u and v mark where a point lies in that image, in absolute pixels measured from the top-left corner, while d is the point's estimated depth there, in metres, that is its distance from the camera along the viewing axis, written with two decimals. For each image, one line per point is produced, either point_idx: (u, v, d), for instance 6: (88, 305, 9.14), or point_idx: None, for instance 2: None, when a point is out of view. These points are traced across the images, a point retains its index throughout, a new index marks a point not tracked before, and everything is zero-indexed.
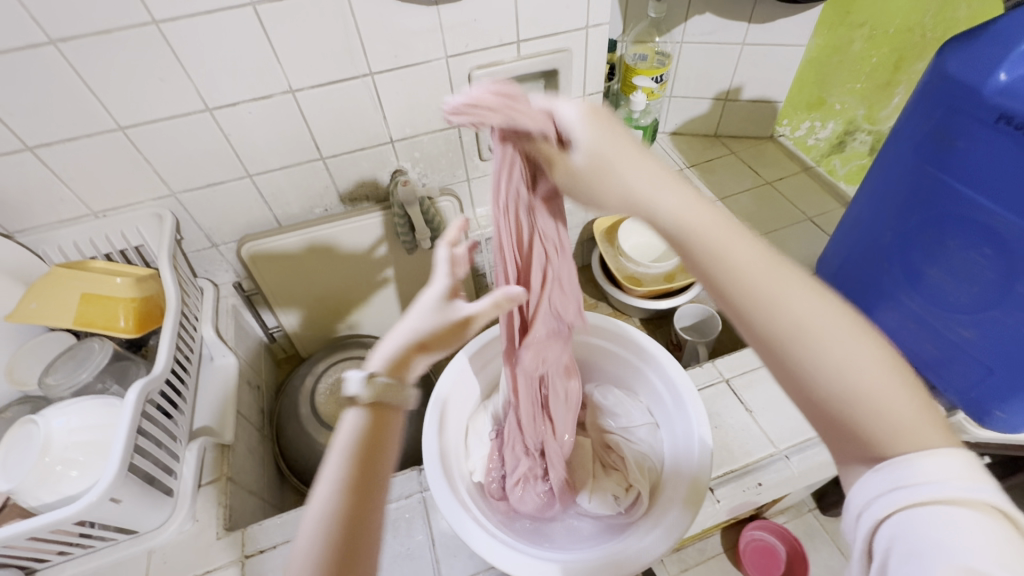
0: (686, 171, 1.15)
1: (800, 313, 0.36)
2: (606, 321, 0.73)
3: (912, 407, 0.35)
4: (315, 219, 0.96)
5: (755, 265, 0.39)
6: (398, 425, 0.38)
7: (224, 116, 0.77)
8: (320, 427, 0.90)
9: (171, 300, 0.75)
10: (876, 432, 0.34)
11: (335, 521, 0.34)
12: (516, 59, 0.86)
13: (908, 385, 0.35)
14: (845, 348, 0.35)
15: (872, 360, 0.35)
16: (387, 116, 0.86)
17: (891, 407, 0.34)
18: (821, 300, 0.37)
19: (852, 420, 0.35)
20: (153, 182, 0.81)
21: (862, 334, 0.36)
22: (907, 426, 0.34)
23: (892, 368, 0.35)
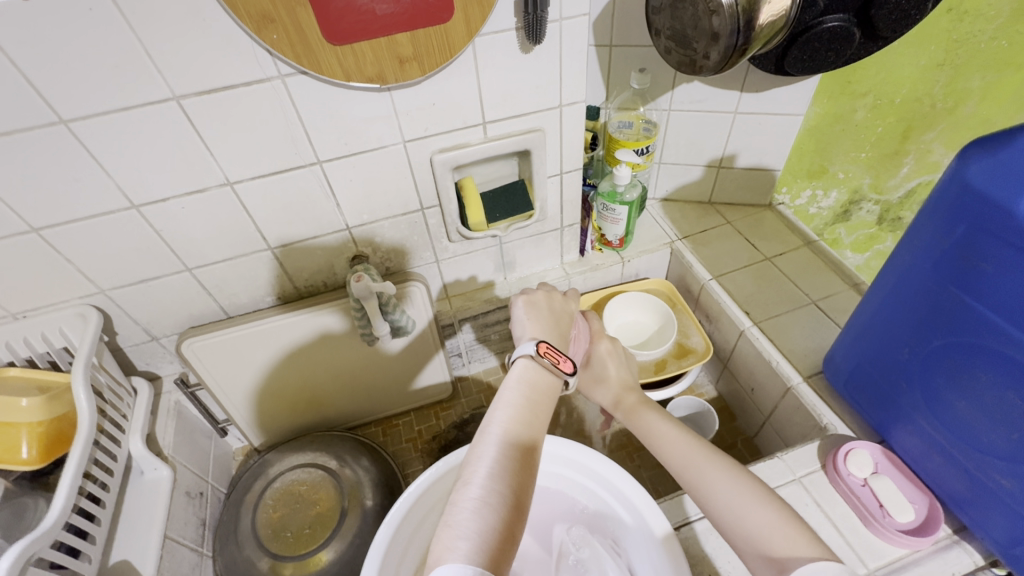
0: (678, 244, 1.06)
1: (693, 473, 0.58)
2: (573, 449, 0.66)
3: (770, 514, 0.52)
4: (269, 308, 0.88)
5: (671, 438, 0.62)
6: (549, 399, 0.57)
7: (153, 213, 0.69)
8: (261, 550, 0.81)
9: (84, 421, 0.67)
10: (752, 534, 0.52)
11: (509, 469, 0.48)
12: (483, 141, 0.78)
13: (772, 504, 0.53)
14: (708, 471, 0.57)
15: (748, 496, 0.54)
16: (341, 204, 0.78)
17: (755, 516, 0.52)
18: (720, 461, 0.58)
19: (743, 521, 0.53)
20: (78, 282, 0.73)
21: (736, 469, 0.57)
22: (769, 535, 0.51)
23: (758, 493, 0.54)
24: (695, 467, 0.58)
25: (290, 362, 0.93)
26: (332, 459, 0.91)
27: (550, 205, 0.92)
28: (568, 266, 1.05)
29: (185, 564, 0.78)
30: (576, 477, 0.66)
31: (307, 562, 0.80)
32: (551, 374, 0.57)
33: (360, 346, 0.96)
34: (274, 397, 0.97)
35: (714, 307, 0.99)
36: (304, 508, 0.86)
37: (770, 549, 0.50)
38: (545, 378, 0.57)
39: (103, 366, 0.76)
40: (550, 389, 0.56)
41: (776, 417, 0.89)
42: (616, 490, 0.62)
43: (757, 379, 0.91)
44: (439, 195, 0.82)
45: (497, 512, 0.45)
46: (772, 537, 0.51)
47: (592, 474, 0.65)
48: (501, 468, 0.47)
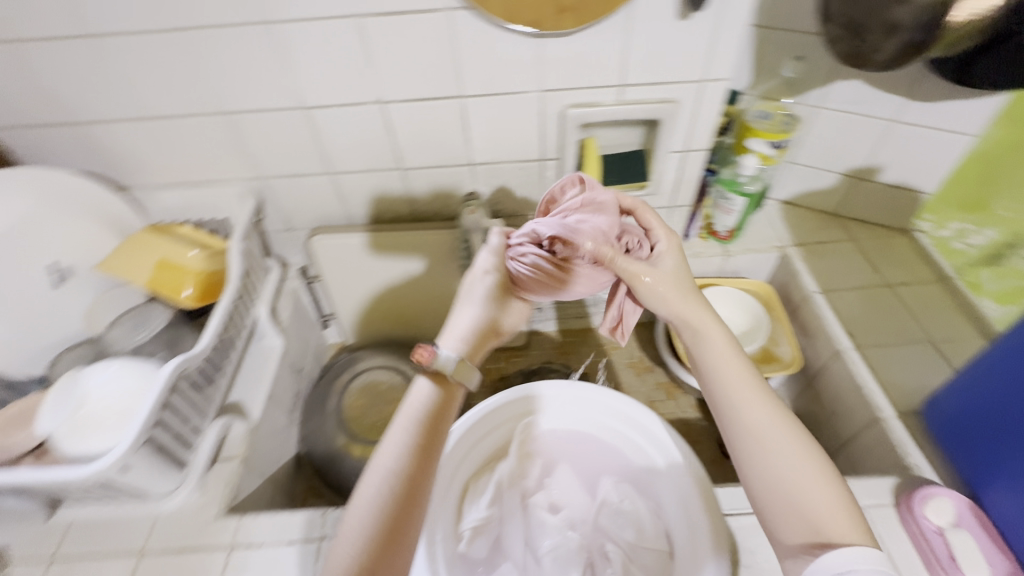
0: (790, 249, 1.01)
1: (755, 424, 0.54)
2: (642, 412, 0.69)
3: (832, 496, 0.50)
4: (387, 223, 0.97)
5: (740, 383, 0.57)
6: (457, 400, 0.57)
7: (316, 116, 0.79)
8: (341, 427, 0.93)
9: (232, 280, 0.80)
10: (804, 512, 0.50)
11: (394, 495, 0.49)
12: (616, 103, 0.80)
13: (833, 484, 0.50)
14: (770, 428, 0.54)
15: (809, 469, 0.51)
16: (471, 140, 0.84)
17: (817, 498, 0.50)
18: (783, 422, 0.54)
19: (799, 497, 0.50)
20: (247, 165, 0.86)
21: (796, 435, 0.53)
22: (821, 510, 0.49)
23: (822, 476, 0.51)
24: (753, 419, 0.55)
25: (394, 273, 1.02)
26: (411, 369, 1.01)
27: (665, 180, 0.92)
28: None
29: (280, 423, 0.92)
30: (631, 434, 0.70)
31: (376, 449, 0.90)
32: (455, 382, 0.56)
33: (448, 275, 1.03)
34: (375, 305, 1.08)
35: (813, 321, 0.94)
36: (381, 404, 0.97)
37: (821, 533, 0.48)
38: (443, 395, 0.56)
39: (250, 241, 0.89)
40: (448, 401, 0.55)
41: (853, 446, 0.85)
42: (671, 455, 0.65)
43: (843, 404, 0.87)
44: (561, 149, 0.85)
45: (377, 520, 0.48)
46: (828, 521, 0.48)
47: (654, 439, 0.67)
48: (390, 477, 0.50)
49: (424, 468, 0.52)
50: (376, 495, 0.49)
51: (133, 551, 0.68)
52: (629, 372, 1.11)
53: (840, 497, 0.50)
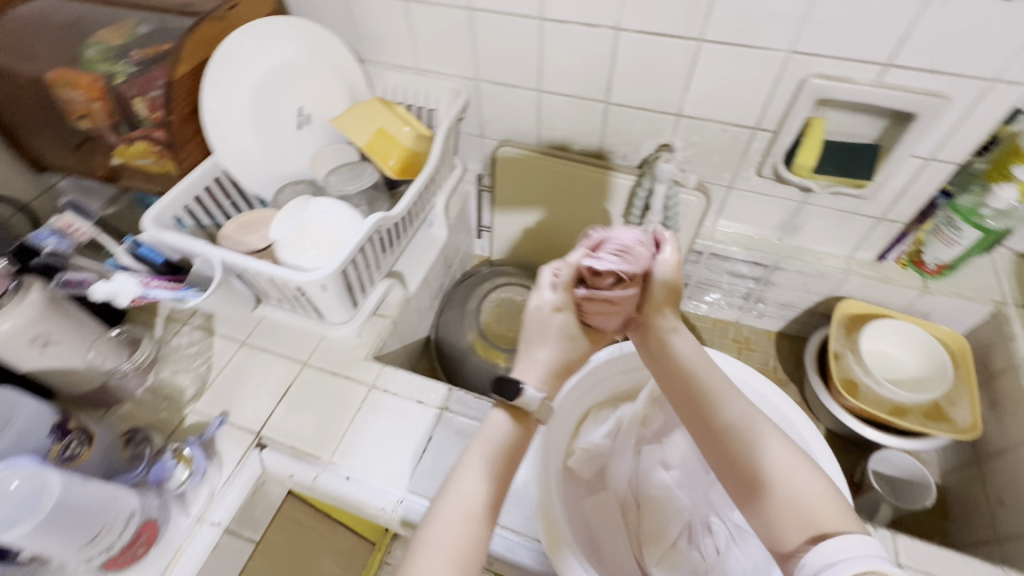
0: (1011, 308, 0.86)
1: (729, 418, 0.52)
2: (791, 408, 0.66)
3: (818, 486, 0.48)
4: (573, 154, 0.99)
5: (699, 361, 0.56)
6: (531, 436, 0.56)
7: (549, 29, 0.81)
8: (473, 327, 1.00)
9: (429, 162, 0.87)
10: (799, 504, 0.47)
11: (476, 523, 0.49)
12: (871, 84, 0.71)
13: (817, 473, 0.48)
14: (759, 424, 0.52)
15: (796, 461, 0.49)
16: (689, 89, 0.81)
17: (811, 492, 0.47)
18: (764, 422, 0.52)
19: (790, 497, 0.47)
20: (468, 64, 0.92)
21: (768, 429, 0.52)
22: (815, 506, 0.46)
23: (802, 468, 0.49)
24: (721, 404, 0.53)
25: (564, 203, 1.05)
26: None
27: (888, 187, 0.82)
28: (854, 261, 0.95)
29: (425, 305, 1.02)
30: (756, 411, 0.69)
31: (500, 356, 0.97)
32: (533, 420, 0.55)
33: (567, 216, 1.08)
34: (534, 229, 1.13)
35: (1011, 393, 0.80)
36: (512, 321, 1.02)
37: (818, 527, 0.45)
38: (515, 432, 0.54)
39: (450, 135, 0.96)
40: (519, 436, 0.54)
41: (1012, 541, 0.73)
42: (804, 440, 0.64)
43: (1017, 493, 0.75)
44: (783, 122, 0.79)
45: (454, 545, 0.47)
46: (821, 514, 0.46)
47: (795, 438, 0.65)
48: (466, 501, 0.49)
49: (499, 501, 0.51)
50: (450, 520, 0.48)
51: (301, 358, 0.81)
52: None
53: (824, 486, 0.48)
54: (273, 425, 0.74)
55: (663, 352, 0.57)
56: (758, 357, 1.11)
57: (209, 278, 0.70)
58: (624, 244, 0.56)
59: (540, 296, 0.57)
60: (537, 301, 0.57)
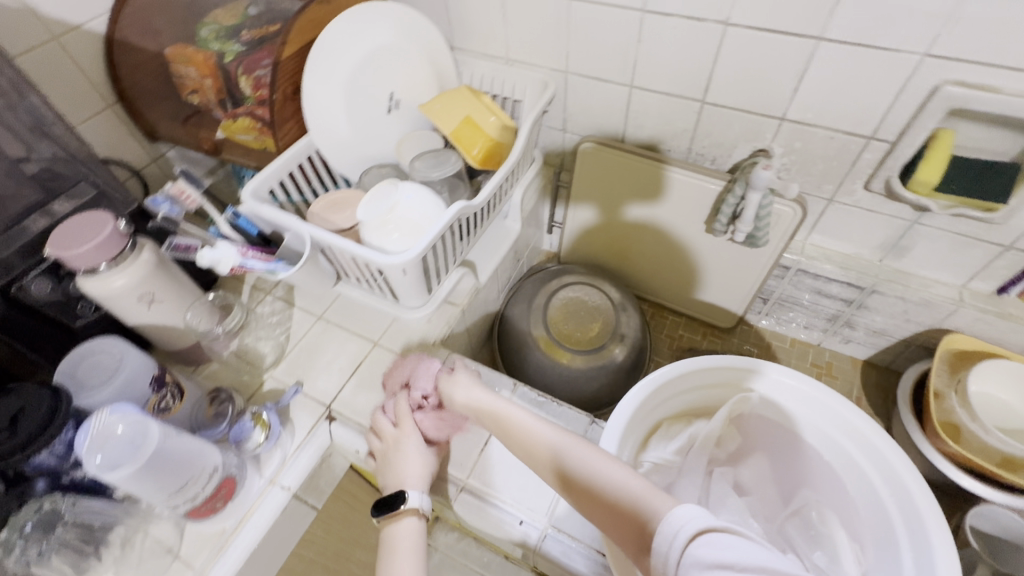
0: None
1: (544, 444, 0.56)
2: (891, 448, 0.60)
3: (625, 476, 0.50)
4: (658, 153, 0.95)
5: (504, 430, 0.60)
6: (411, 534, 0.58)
7: (650, 22, 0.78)
8: (540, 323, 0.99)
9: (513, 154, 0.86)
10: (610, 502, 0.49)
11: None
12: (1019, 95, 0.63)
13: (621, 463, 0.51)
14: (567, 440, 0.55)
15: (600, 459, 0.52)
16: (798, 91, 0.75)
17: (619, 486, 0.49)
18: (557, 432, 0.56)
19: (613, 509, 0.49)
20: (559, 56, 0.90)
21: (573, 437, 0.55)
22: (632, 498, 0.48)
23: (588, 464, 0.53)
24: (550, 451, 0.55)
25: (637, 192, 1.00)
26: (617, 300, 1.02)
27: (1023, 212, 0.72)
28: (968, 292, 0.85)
29: (493, 296, 1.02)
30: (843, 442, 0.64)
31: (562, 354, 0.95)
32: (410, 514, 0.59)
33: (625, 213, 1.06)
34: (606, 229, 1.10)
35: None
36: (580, 321, 1.00)
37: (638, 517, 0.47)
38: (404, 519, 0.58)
39: (534, 127, 0.95)
40: (409, 523, 0.58)
41: None
42: (900, 483, 0.58)
43: None
44: (905, 132, 0.72)
45: None
46: (633, 492, 0.48)
47: (892, 482, 0.59)
48: None
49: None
50: None
51: (373, 337, 0.83)
52: None
53: (632, 477, 0.50)
54: (343, 400, 0.77)
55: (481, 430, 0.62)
56: (838, 385, 1.03)
57: (299, 253, 0.73)
58: (420, 379, 0.69)
59: (390, 430, 0.67)
60: (389, 432, 0.67)
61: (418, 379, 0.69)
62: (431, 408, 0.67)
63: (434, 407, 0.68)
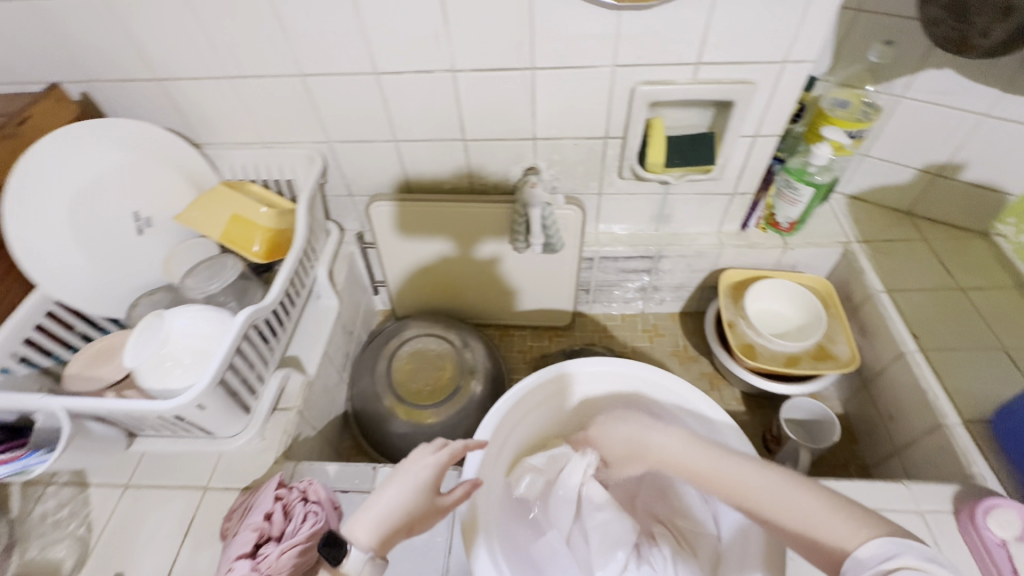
0: (854, 246, 0.97)
1: (704, 466, 0.54)
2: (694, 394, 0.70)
3: (817, 506, 0.46)
4: (447, 193, 0.98)
5: (682, 456, 0.56)
6: None
7: (387, 82, 0.80)
8: (389, 390, 0.96)
9: (297, 237, 0.83)
10: (817, 545, 0.45)
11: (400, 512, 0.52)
12: (689, 82, 0.78)
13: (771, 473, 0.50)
14: (723, 462, 0.53)
15: (778, 484, 0.49)
16: (536, 113, 0.83)
17: (817, 519, 0.45)
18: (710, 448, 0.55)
19: (762, 509, 0.49)
20: (316, 128, 0.89)
21: (739, 460, 0.52)
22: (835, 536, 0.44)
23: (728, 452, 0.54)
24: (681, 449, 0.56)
25: (470, 237, 1.01)
26: (458, 340, 1.03)
27: (730, 165, 0.89)
28: (724, 236, 1.03)
29: (332, 381, 0.96)
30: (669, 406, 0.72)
31: (421, 414, 0.93)
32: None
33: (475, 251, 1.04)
34: (426, 273, 1.10)
35: (874, 321, 0.91)
36: (428, 371, 0.99)
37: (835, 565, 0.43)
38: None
39: (315, 202, 0.92)
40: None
41: (908, 452, 0.82)
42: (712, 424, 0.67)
43: (900, 408, 0.84)
44: (627, 127, 0.84)
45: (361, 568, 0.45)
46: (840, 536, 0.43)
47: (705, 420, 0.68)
48: None
49: None
50: None
51: (200, 482, 0.72)
52: None
53: (795, 488, 0.48)
54: (179, 572, 0.65)
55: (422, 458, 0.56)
56: (668, 341, 1.17)
57: (59, 431, 0.61)
58: (263, 507, 0.65)
59: None
60: None
61: (257, 506, 0.65)
62: (275, 537, 0.62)
63: (279, 535, 0.63)
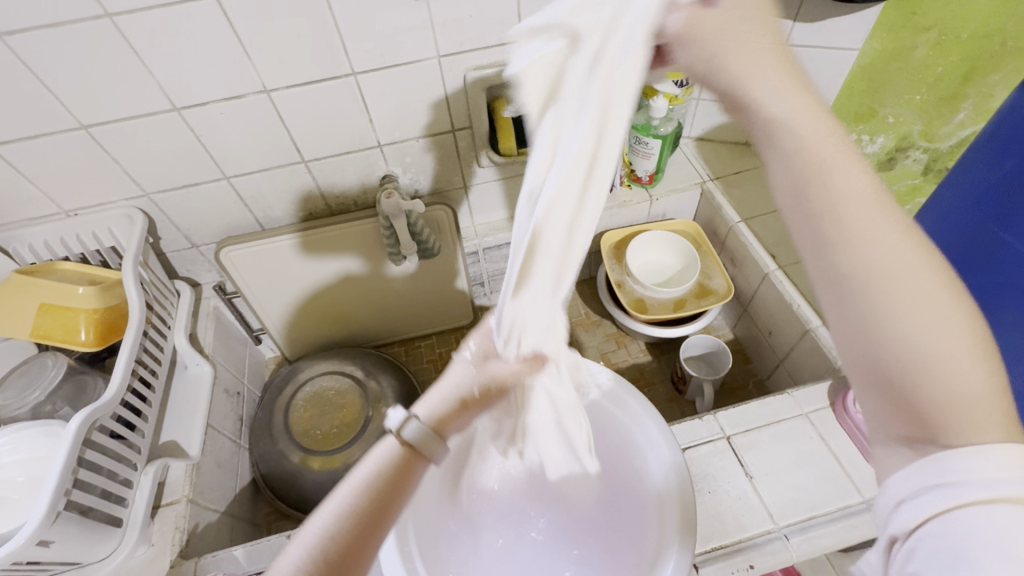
0: (710, 184, 1.04)
1: (862, 263, 0.33)
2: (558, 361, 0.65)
3: (982, 376, 0.31)
4: (310, 221, 0.91)
5: (844, 210, 0.33)
6: (416, 477, 0.45)
7: (194, 116, 0.71)
8: (292, 444, 0.88)
9: (134, 311, 0.72)
10: (939, 405, 0.31)
11: (346, 526, 0.41)
12: None
13: (972, 334, 0.31)
14: (899, 269, 0.32)
15: (937, 321, 0.31)
16: (374, 119, 0.78)
17: (962, 379, 0.30)
18: (917, 263, 0.32)
19: (911, 338, 0.31)
20: (124, 183, 0.77)
21: (933, 274, 0.32)
22: (965, 404, 0.30)
23: (913, 256, 0.33)
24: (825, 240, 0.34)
25: (376, 256, 0.96)
26: (358, 371, 0.97)
27: None
28: None
29: (225, 452, 0.86)
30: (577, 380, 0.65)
31: (335, 458, 0.87)
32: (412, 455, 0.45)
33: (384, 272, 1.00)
34: (309, 308, 1.02)
35: (740, 249, 0.98)
36: (331, 413, 0.92)
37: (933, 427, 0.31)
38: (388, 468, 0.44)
39: (149, 264, 0.81)
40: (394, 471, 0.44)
41: (790, 360, 0.90)
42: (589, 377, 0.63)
43: (776, 323, 0.92)
44: (471, 116, 0.81)
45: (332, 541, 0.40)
46: (968, 405, 0.30)
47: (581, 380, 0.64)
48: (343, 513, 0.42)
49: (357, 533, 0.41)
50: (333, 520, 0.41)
51: None
52: (579, 330, 1.12)
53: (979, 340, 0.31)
54: None
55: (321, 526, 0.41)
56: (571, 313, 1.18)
57: None
58: None
59: None
60: None
61: None
62: None
63: None
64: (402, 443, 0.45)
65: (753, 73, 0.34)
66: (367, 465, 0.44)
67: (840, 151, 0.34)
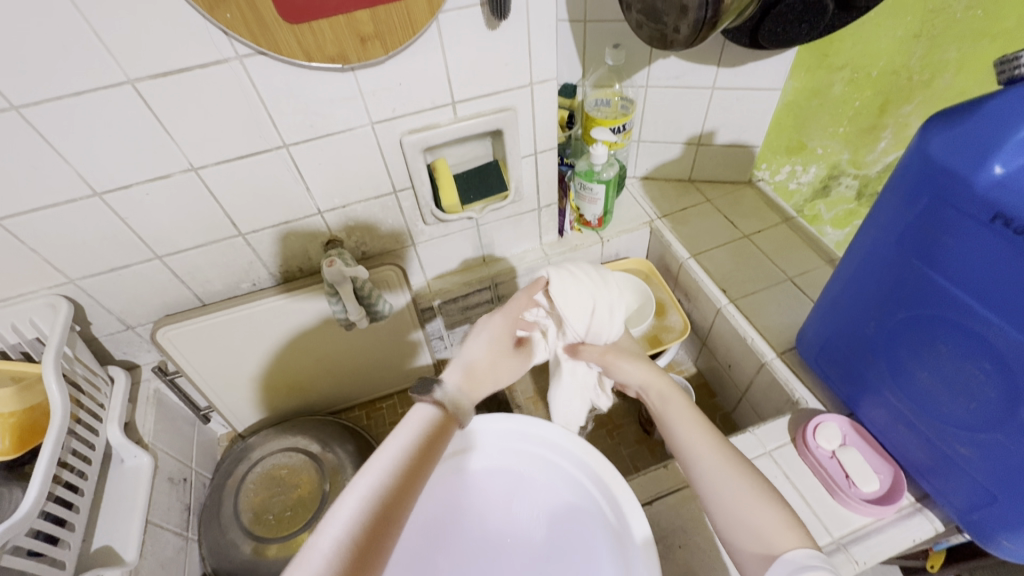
0: (658, 222, 1.06)
1: (702, 460, 0.57)
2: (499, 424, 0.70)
3: (775, 516, 0.51)
4: (259, 291, 0.88)
5: (693, 436, 0.59)
6: (448, 436, 0.57)
7: (117, 200, 0.68)
8: (243, 533, 0.82)
9: (56, 410, 0.66)
10: (758, 541, 0.50)
11: (387, 492, 0.49)
12: (453, 121, 0.77)
13: (774, 504, 0.51)
14: (712, 449, 0.57)
15: (746, 493, 0.53)
16: (311, 187, 0.77)
17: (760, 518, 0.51)
18: (718, 445, 0.58)
19: (730, 501, 0.53)
20: (46, 272, 0.73)
21: (734, 460, 0.56)
22: (770, 530, 0.50)
23: (715, 435, 0.59)
24: (677, 438, 0.60)
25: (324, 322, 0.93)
26: (314, 443, 0.92)
27: (525, 185, 0.91)
28: (547, 247, 1.05)
29: (169, 548, 0.79)
30: (560, 460, 0.68)
31: (292, 543, 0.81)
32: (449, 414, 0.58)
33: (334, 336, 0.96)
34: (259, 381, 0.97)
35: (692, 285, 0.99)
36: (285, 493, 0.87)
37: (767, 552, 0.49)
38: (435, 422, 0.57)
39: (77, 353, 0.76)
40: (442, 429, 0.56)
41: (752, 393, 0.90)
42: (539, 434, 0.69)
43: (733, 356, 0.92)
44: (412, 177, 0.81)
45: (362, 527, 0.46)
46: (775, 538, 0.49)
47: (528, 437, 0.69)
48: (392, 466, 0.51)
49: (400, 495, 0.50)
50: (373, 490, 0.49)
51: None
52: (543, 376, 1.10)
53: (769, 500, 0.52)
54: None
55: (381, 475, 0.50)
56: None
57: None
58: None
59: None
60: None
61: None
62: None
63: None
64: (439, 403, 0.57)
65: (625, 363, 0.70)
66: (412, 423, 0.55)
67: (684, 404, 0.63)
